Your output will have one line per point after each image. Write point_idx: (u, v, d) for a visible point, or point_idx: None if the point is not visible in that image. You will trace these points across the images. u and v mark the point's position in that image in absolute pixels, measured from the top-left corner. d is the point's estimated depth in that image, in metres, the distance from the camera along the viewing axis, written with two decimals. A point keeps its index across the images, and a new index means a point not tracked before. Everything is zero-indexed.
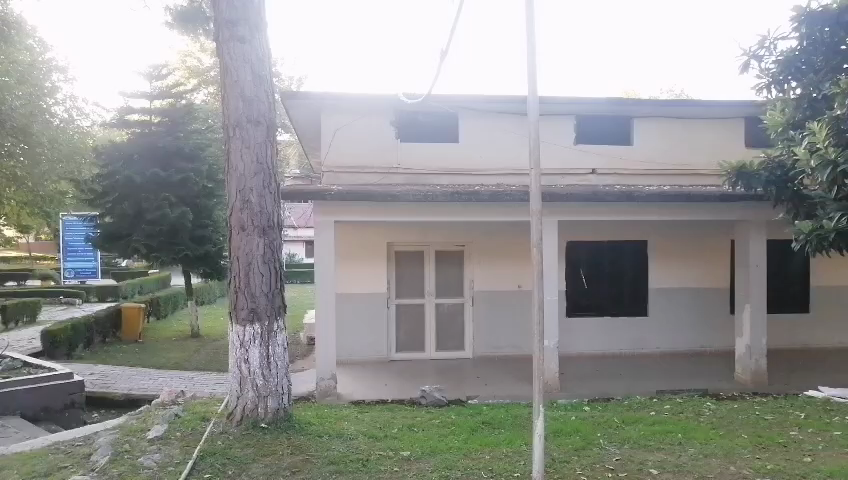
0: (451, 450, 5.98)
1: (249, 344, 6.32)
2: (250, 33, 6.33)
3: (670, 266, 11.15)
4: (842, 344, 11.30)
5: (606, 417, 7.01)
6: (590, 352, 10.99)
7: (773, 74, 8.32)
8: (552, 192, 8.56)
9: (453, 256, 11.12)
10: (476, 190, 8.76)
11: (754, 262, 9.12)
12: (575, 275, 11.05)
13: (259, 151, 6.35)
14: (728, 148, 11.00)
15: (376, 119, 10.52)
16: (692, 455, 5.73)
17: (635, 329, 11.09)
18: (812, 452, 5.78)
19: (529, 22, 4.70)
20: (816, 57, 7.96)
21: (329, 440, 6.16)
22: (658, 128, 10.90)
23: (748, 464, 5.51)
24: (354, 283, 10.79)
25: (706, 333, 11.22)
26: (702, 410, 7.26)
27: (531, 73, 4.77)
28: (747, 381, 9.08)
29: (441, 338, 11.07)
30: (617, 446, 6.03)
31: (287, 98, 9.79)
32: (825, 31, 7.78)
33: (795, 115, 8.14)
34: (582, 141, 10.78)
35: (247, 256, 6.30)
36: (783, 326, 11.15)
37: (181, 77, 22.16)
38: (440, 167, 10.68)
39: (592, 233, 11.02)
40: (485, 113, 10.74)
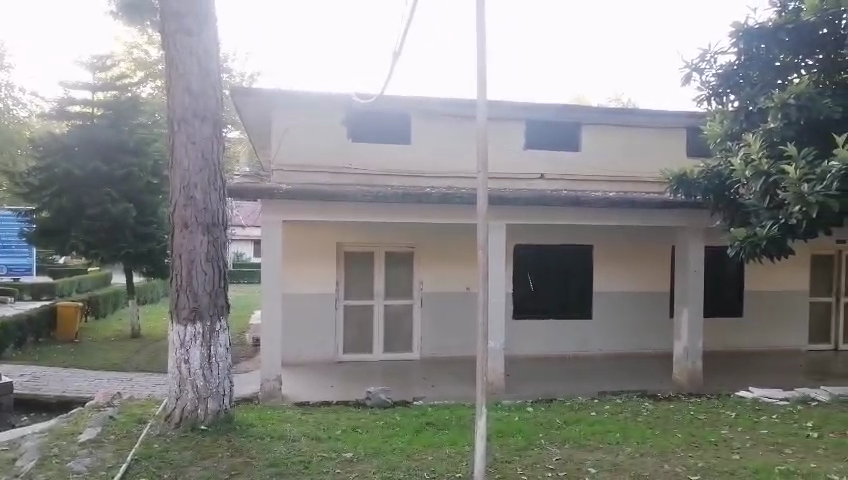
0: (394, 451, 5.97)
1: (190, 344, 6.17)
2: (198, 26, 6.18)
3: (614, 270, 11.44)
4: (774, 347, 11.82)
5: (548, 418, 7.13)
6: (535, 354, 11.17)
7: (712, 86, 8.67)
8: (500, 196, 8.65)
9: (403, 258, 11.10)
10: (426, 192, 8.78)
11: (693, 267, 9.44)
12: (522, 277, 11.18)
13: (204, 147, 6.20)
14: (670, 156, 11.36)
15: (327, 118, 10.42)
16: (629, 454, 5.89)
17: (579, 332, 11.33)
18: (740, 450, 6.01)
19: (480, 26, 4.77)
20: (753, 72, 8.36)
21: (270, 442, 6.06)
22: (604, 135, 11.15)
23: (681, 462, 5.71)
24: (302, 282, 10.67)
25: (646, 335, 11.58)
26: (641, 410, 7.47)
27: (480, 74, 4.84)
28: (684, 382, 9.39)
29: (389, 339, 11.05)
30: (557, 446, 6.15)
31: (237, 94, 9.63)
32: (761, 48, 8.22)
33: (732, 127, 8.51)
34: (531, 145, 10.92)
35: (189, 254, 6.14)
36: (719, 329, 11.59)
37: (126, 69, 21.46)
38: (391, 169, 10.66)
39: (541, 238, 11.17)
40: (437, 115, 10.78)
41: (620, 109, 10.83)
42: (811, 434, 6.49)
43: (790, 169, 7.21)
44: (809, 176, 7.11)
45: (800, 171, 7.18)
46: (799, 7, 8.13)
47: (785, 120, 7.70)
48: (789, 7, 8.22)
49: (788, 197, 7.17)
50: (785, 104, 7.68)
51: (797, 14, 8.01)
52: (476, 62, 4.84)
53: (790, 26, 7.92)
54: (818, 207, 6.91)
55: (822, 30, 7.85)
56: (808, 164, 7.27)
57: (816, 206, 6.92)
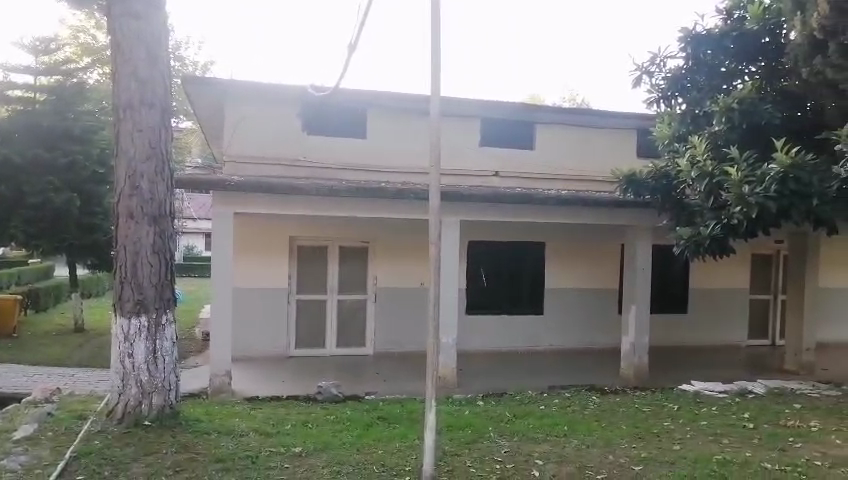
0: (344, 446, 5.95)
1: (134, 337, 6.00)
2: (146, 10, 5.99)
3: (565, 268, 11.65)
4: (716, 342, 12.24)
5: (497, 412, 7.22)
6: (487, 349, 11.28)
7: (661, 89, 8.87)
8: (455, 192, 8.70)
9: (356, 253, 11.04)
10: (381, 186, 8.75)
11: (641, 266, 9.68)
12: (476, 274, 11.26)
13: (152, 135, 6.03)
14: (620, 156, 11.62)
15: (281, 110, 10.29)
16: (575, 446, 6.02)
17: (530, 328, 11.50)
18: (681, 441, 6.22)
19: (435, 23, 4.80)
20: (700, 77, 8.62)
21: (218, 438, 5.96)
22: (557, 134, 11.33)
23: (625, 453, 5.86)
24: (254, 276, 10.52)
25: (595, 331, 11.84)
26: (588, 404, 7.64)
27: (434, 72, 4.87)
28: (631, 376, 9.64)
29: (342, 335, 10.98)
30: (506, 439, 6.23)
31: (189, 83, 9.41)
32: (707, 54, 8.56)
33: (680, 129, 8.79)
34: (486, 142, 11.02)
35: (134, 245, 5.97)
36: (665, 326, 11.94)
37: (71, 54, 20.67)
38: (346, 163, 10.58)
39: (494, 234, 11.26)
40: (393, 110, 10.76)
41: (573, 109, 11.02)
42: (747, 425, 6.76)
43: (733, 171, 7.51)
44: (750, 178, 7.43)
45: (742, 174, 7.49)
46: (744, 15, 8.54)
47: (729, 123, 7.98)
48: (735, 15, 8.60)
49: (729, 198, 7.48)
50: (729, 108, 7.95)
51: (741, 23, 8.44)
52: (430, 59, 4.87)
53: (735, 34, 8.35)
54: (757, 208, 7.23)
55: (764, 39, 8.33)
56: (749, 167, 7.58)
57: (756, 207, 7.23)
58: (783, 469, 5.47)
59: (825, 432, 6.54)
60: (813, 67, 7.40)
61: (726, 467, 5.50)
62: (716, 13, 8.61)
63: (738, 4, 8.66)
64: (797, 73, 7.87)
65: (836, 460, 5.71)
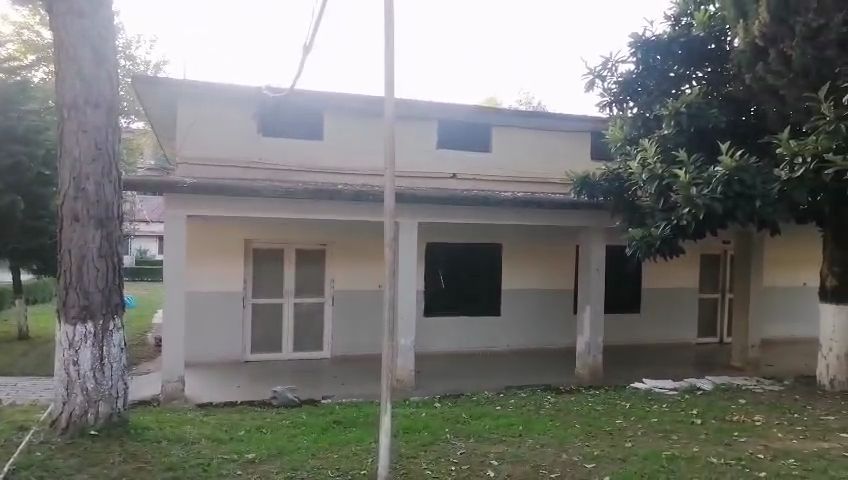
0: (299, 450, 5.87)
1: (80, 344, 5.80)
2: (91, 7, 5.81)
3: (522, 269, 11.78)
4: (667, 341, 12.55)
5: (454, 413, 7.24)
6: (445, 351, 11.32)
7: (614, 93, 9.09)
8: (412, 194, 8.69)
9: (313, 255, 10.93)
10: (338, 189, 8.68)
11: (595, 266, 9.84)
12: (434, 275, 11.28)
13: (98, 136, 5.84)
14: (575, 159, 11.81)
15: (236, 111, 10.13)
16: (530, 446, 6.08)
17: (488, 329, 11.59)
18: (633, 438, 6.34)
19: (389, 26, 4.80)
20: (650, 81, 8.87)
21: (168, 446, 5.81)
22: (514, 137, 11.46)
23: (578, 451, 5.95)
24: (208, 280, 10.30)
25: (551, 331, 12.02)
26: (543, 404, 7.72)
27: (388, 76, 4.88)
28: (585, 375, 9.80)
29: (299, 339, 10.85)
30: (462, 440, 6.25)
31: (140, 82, 9.19)
32: (657, 59, 8.81)
33: (631, 132, 9.02)
34: (444, 145, 11.05)
35: (80, 249, 5.78)
36: (619, 325, 12.18)
37: (15, 51, 19.89)
38: (302, 165, 10.48)
39: (452, 236, 11.30)
40: (350, 112, 10.70)
41: (528, 111, 11.16)
42: (695, 420, 6.94)
43: (681, 173, 7.74)
44: (697, 180, 7.66)
45: (690, 176, 7.72)
46: (691, 22, 8.82)
47: (678, 127, 8.22)
48: (682, 21, 8.88)
49: (678, 200, 7.69)
50: (677, 112, 8.17)
51: (688, 29, 8.67)
52: (384, 62, 4.87)
53: (682, 40, 8.59)
54: (704, 209, 7.45)
55: (710, 45, 8.61)
56: (697, 170, 7.82)
57: (702, 209, 7.46)
58: (728, 462, 5.63)
59: (768, 426, 6.76)
60: (755, 74, 7.69)
61: (676, 462, 5.64)
62: (665, 19, 8.87)
63: (686, 11, 8.93)
64: (741, 78, 8.12)
65: (778, 452, 5.92)
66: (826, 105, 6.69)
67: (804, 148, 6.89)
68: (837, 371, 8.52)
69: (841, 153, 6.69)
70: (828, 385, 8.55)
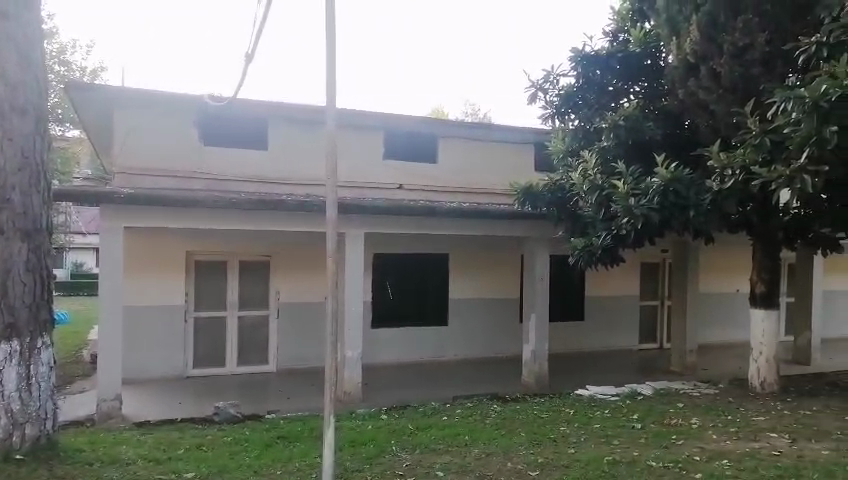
0: (241, 468, 5.72)
1: (3, 364, 5.47)
2: (17, 10, 5.56)
3: (469, 279, 11.87)
4: (610, 347, 12.85)
5: (401, 425, 7.20)
6: (392, 362, 11.26)
7: (555, 106, 9.27)
8: (357, 204, 8.64)
9: (258, 267, 10.73)
10: (283, 199, 8.55)
11: (540, 275, 9.98)
12: (381, 286, 11.23)
13: (24, 144, 5.59)
14: (519, 170, 11.99)
15: (176, 120, 9.88)
16: (476, 455, 6.10)
17: (435, 339, 11.60)
18: (575, 444, 6.44)
19: (331, 35, 4.80)
20: (590, 95, 9.10)
21: (100, 468, 5.56)
22: (459, 148, 11.56)
23: (523, 459, 6.00)
24: (146, 293, 9.97)
25: (498, 340, 12.14)
26: (489, 413, 7.76)
27: (330, 84, 4.86)
28: (531, 383, 9.91)
29: (243, 352, 10.60)
30: (408, 452, 6.23)
31: (73, 89, 8.90)
32: (596, 73, 9.06)
33: (573, 144, 9.26)
34: (390, 155, 11.08)
35: (4, 263, 5.46)
36: (563, 333, 12.40)
37: None
38: (246, 175, 10.30)
39: (399, 246, 11.27)
40: (295, 122, 10.59)
41: (473, 123, 11.31)
42: (635, 425, 7.11)
43: (620, 184, 7.98)
44: (635, 191, 7.91)
45: (628, 187, 7.98)
46: (627, 38, 9.13)
47: (616, 140, 8.47)
48: (619, 38, 9.18)
49: (618, 210, 7.92)
50: (616, 125, 8.42)
51: (625, 45, 8.96)
52: (326, 72, 4.86)
53: (620, 55, 8.87)
54: (642, 219, 7.70)
55: (646, 60, 8.92)
56: (635, 181, 8.08)
57: (641, 218, 7.70)
58: (666, 465, 5.78)
59: (704, 429, 6.99)
60: (687, 88, 8.00)
61: (616, 466, 5.76)
62: (604, 35, 9.14)
63: (622, 28, 9.23)
64: (675, 93, 8.41)
65: (713, 454, 6.12)
66: (752, 119, 7.06)
67: (733, 161, 7.23)
68: (767, 374, 8.90)
69: (766, 166, 7.05)
70: (759, 387, 8.93)
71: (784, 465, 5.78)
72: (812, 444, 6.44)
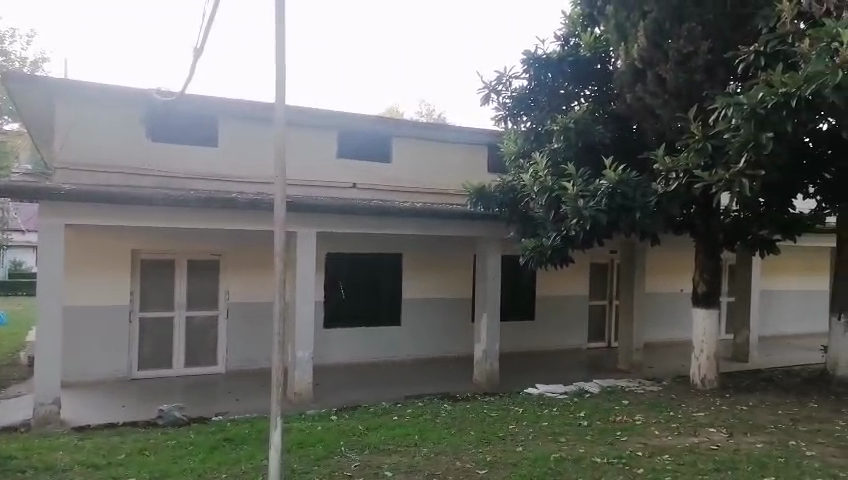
0: (184, 472, 5.59)
1: None
2: None
3: (422, 280, 11.88)
4: (560, 346, 13.07)
5: (350, 425, 7.15)
6: (344, 362, 11.19)
7: (508, 108, 9.41)
8: (309, 203, 8.55)
9: (207, 266, 10.51)
10: (232, 197, 8.39)
11: (492, 275, 10.06)
12: (334, 285, 11.14)
13: None
14: (473, 171, 12.07)
15: (122, 115, 9.58)
16: (424, 455, 6.12)
17: (388, 339, 11.58)
18: (523, 442, 6.53)
19: (280, 30, 4.75)
20: (542, 97, 9.26)
21: (33, 476, 5.35)
22: (413, 148, 11.57)
23: (472, 458, 6.05)
24: (89, 293, 9.64)
25: (450, 340, 12.20)
26: (439, 412, 7.79)
27: (278, 81, 4.80)
28: (483, 382, 9.99)
29: (191, 354, 10.36)
30: (357, 452, 6.20)
31: (10, 80, 8.56)
32: (548, 76, 9.21)
33: (524, 146, 9.39)
34: (344, 154, 11.02)
35: None
36: (515, 332, 12.56)
37: None
38: (195, 173, 10.06)
39: (352, 245, 11.20)
40: (246, 118, 10.40)
41: (426, 123, 11.35)
42: (582, 423, 7.25)
43: (569, 186, 8.12)
44: (584, 193, 8.06)
45: (577, 189, 8.13)
46: (578, 43, 9.29)
47: (566, 142, 8.63)
48: (570, 42, 9.34)
49: (567, 212, 8.06)
50: (566, 127, 8.56)
51: (575, 49, 9.14)
52: (275, 68, 4.80)
53: (570, 59, 9.04)
54: (590, 221, 7.87)
55: (596, 65, 9.11)
56: (584, 183, 8.24)
57: (588, 220, 7.86)
58: (610, 461, 5.91)
59: (647, 425, 7.18)
60: (635, 93, 8.19)
61: (563, 463, 5.86)
62: (555, 39, 9.31)
63: (573, 32, 9.39)
64: (623, 97, 8.58)
65: (655, 449, 6.30)
66: (695, 124, 7.32)
67: (677, 165, 7.45)
68: (708, 371, 9.21)
69: (708, 169, 7.31)
70: (700, 384, 9.23)
71: (722, 459, 5.98)
72: (748, 438, 6.68)
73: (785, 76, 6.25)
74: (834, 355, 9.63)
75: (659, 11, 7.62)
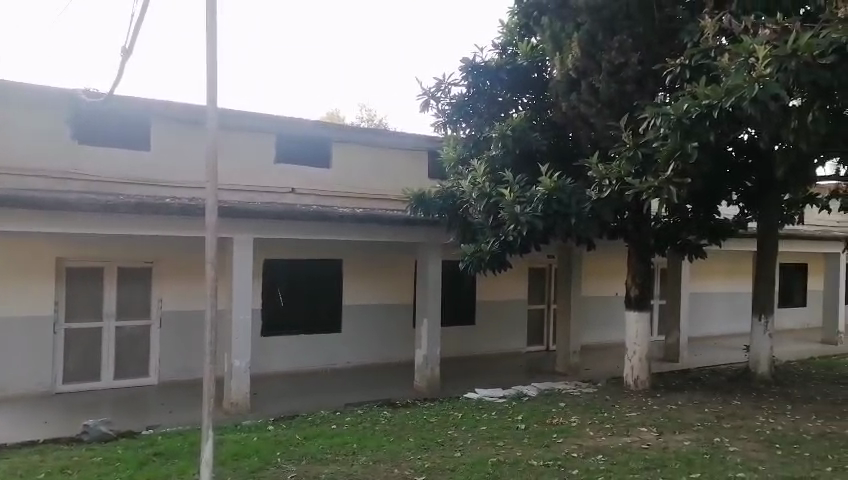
0: None
1: None
2: None
3: (362, 286, 11.81)
4: (500, 350, 13.23)
5: (287, 435, 7.01)
6: (282, 371, 10.98)
7: (447, 115, 9.52)
8: (244, 208, 8.36)
9: (139, 274, 10.13)
10: (165, 202, 8.12)
11: (432, 281, 10.07)
12: (272, 292, 10.94)
13: None
14: (414, 177, 12.08)
15: (46, 115, 9.15)
16: (362, 463, 6.07)
17: (328, 346, 11.44)
18: (462, 447, 6.56)
19: (212, 31, 4.64)
20: (480, 104, 9.40)
21: None
22: (354, 153, 11.50)
23: (410, 465, 6.03)
24: (8, 303, 9.10)
25: (391, 346, 12.16)
26: (378, 419, 7.74)
27: (210, 84, 4.68)
28: (423, 388, 9.99)
29: (121, 365, 9.95)
30: (294, 463, 6.09)
31: None
32: (486, 84, 9.36)
33: (463, 152, 9.48)
34: (282, 159, 10.87)
35: None
36: (455, 337, 12.64)
37: None
38: (126, 177, 9.68)
39: (290, 252, 11.02)
40: (178, 120, 10.11)
41: (366, 128, 11.32)
42: (520, 426, 7.35)
43: (507, 192, 8.24)
44: (521, 199, 8.19)
45: (515, 195, 8.24)
46: (515, 52, 9.45)
47: (504, 149, 8.78)
48: (508, 50, 9.49)
49: (505, 217, 8.18)
50: (504, 135, 8.73)
51: (513, 58, 9.31)
52: (207, 69, 4.67)
53: (508, 67, 9.20)
54: (528, 226, 8.02)
55: (533, 73, 9.28)
56: (521, 189, 8.38)
57: (526, 225, 8.00)
58: (546, 463, 6.01)
59: (582, 426, 7.34)
60: (570, 102, 8.38)
61: (500, 467, 5.91)
62: (493, 48, 9.46)
63: (511, 40, 9.55)
64: (559, 105, 8.77)
65: (589, 450, 6.44)
66: (626, 133, 7.58)
67: (609, 173, 7.68)
68: (640, 372, 9.51)
69: (639, 177, 7.57)
70: (633, 384, 9.52)
71: (651, 457, 6.17)
72: (676, 436, 6.93)
73: (707, 88, 6.54)
74: (755, 353, 10.11)
75: (592, 23, 7.83)
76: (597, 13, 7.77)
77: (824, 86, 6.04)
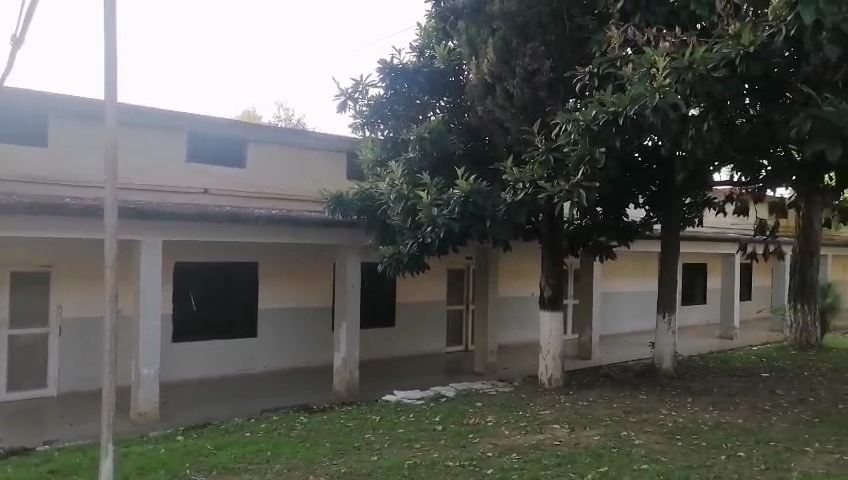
0: None
1: None
2: None
3: (279, 289, 11.56)
4: (419, 351, 13.28)
5: (197, 445, 6.73)
6: (194, 378, 10.55)
7: (365, 116, 9.51)
8: (152, 210, 7.96)
9: (35, 279, 9.46)
10: (63, 202, 7.62)
11: (351, 284, 9.95)
12: (184, 297, 10.50)
13: None
14: (332, 178, 11.92)
15: None
16: (276, 471, 5.91)
17: (243, 351, 11.10)
18: (379, 451, 6.52)
19: (110, 23, 4.40)
20: (397, 106, 9.41)
21: None
22: (269, 153, 11.23)
23: (326, 471, 5.93)
24: None
25: (309, 350, 11.95)
26: (295, 425, 7.59)
27: (108, 78, 4.43)
28: (341, 392, 9.82)
29: (15, 377, 9.25)
30: (204, 474, 5.85)
31: None
32: (404, 86, 9.38)
33: (381, 154, 9.48)
34: (192, 158, 10.46)
35: None
36: (375, 340, 12.58)
37: None
38: (21, 175, 9.04)
39: (202, 255, 10.59)
40: (80, 116, 9.54)
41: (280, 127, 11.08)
42: (437, 427, 7.39)
43: (424, 195, 8.25)
44: (438, 201, 8.22)
45: (432, 197, 8.27)
46: (433, 55, 9.54)
47: (421, 151, 8.83)
48: (426, 53, 9.57)
49: (422, 220, 8.19)
50: (421, 138, 8.81)
51: (430, 61, 9.40)
52: (105, 63, 4.42)
53: (425, 70, 9.27)
54: (445, 229, 8.05)
55: (450, 77, 9.38)
56: (438, 191, 8.43)
57: (443, 228, 8.04)
58: (462, 464, 6.07)
59: (498, 425, 7.48)
60: (486, 106, 8.54)
61: (416, 469, 5.92)
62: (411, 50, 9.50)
63: (428, 44, 9.64)
64: (474, 108, 8.93)
65: (504, 448, 6.56)
66: (539, 138, 7.80)
67: (524, 176, 7.89)
68: (554, 370, 9.78)
69: (551, 180, 7.79)
70: (547, 382, 9.79)
71: (563, 453, 6.35)
72: (586, 431, 7.17)
73: (613, 96, 6.83)
74: (660, 350, 10.61)
75: (506, 29, 8.01)
76: (511, 19, 7.97)
77: (717, 96, 6.41)
